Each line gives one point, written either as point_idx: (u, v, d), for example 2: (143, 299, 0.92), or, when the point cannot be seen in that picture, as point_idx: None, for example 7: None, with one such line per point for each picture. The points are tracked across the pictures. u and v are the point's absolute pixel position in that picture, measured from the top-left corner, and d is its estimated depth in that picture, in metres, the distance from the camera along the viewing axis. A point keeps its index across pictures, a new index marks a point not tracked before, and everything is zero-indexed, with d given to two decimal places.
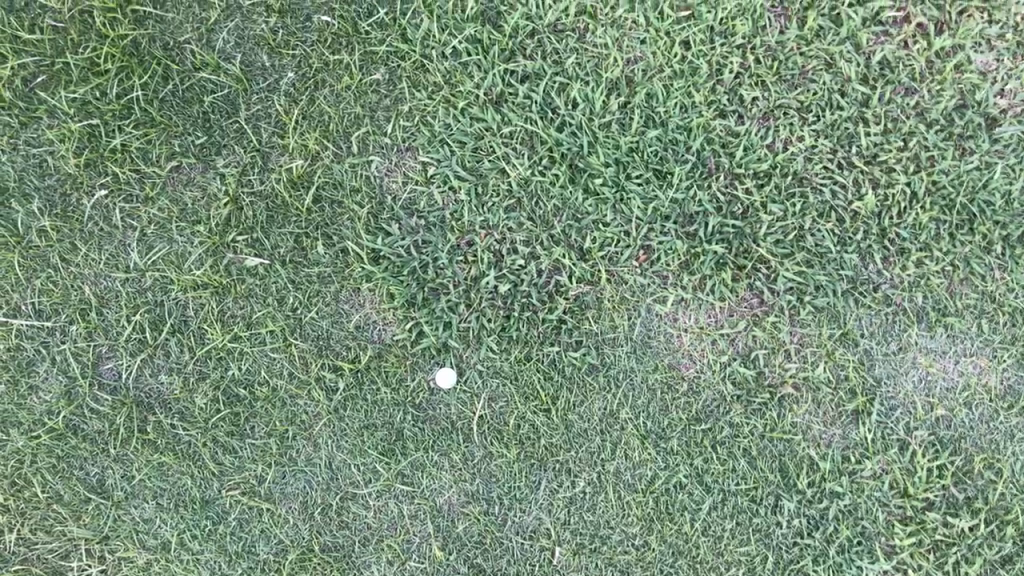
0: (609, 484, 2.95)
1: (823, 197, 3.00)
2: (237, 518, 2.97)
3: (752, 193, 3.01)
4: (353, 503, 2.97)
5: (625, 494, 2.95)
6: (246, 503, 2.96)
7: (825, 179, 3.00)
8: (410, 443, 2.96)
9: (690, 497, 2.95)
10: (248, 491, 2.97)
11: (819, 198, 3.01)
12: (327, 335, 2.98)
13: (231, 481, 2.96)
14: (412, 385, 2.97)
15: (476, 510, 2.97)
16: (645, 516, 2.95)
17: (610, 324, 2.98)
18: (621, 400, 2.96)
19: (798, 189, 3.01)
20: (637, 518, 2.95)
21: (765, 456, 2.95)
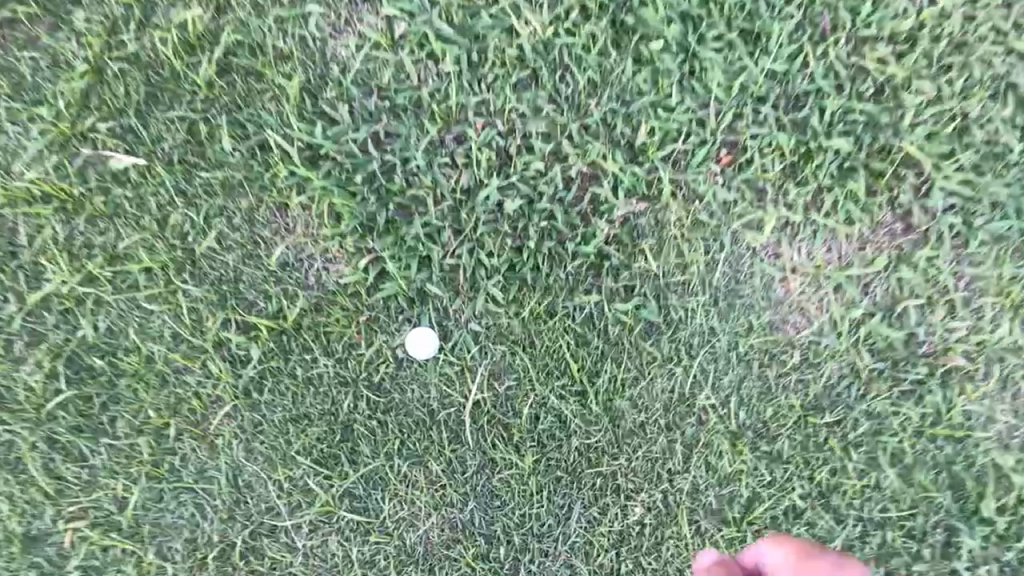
0: (683, 512, 1.88)
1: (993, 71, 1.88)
2: (81, 568, 1.83)
3: (886, 66, 1.89)
4: (270, 543, 1.84)
5: (708, 528, 1.88)
6: (97, 543, 1.82)
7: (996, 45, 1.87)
8: (363, 446, 1.84)
9: (814, 532, 1.88)
10: (103, 524, 1.84)
11: (989, 74, 1.88)
12: (238, 275, 1.88)
13: (75, 506, 1.83)
14: (368, 355, 1.86)
15: (469, 553, 1.86)
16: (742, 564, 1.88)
17: (678, 261, 1.90)
18: (697, 381, 1.87)
19: (954, 58, 1.88)
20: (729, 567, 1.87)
21: (926, 466, 1.87)
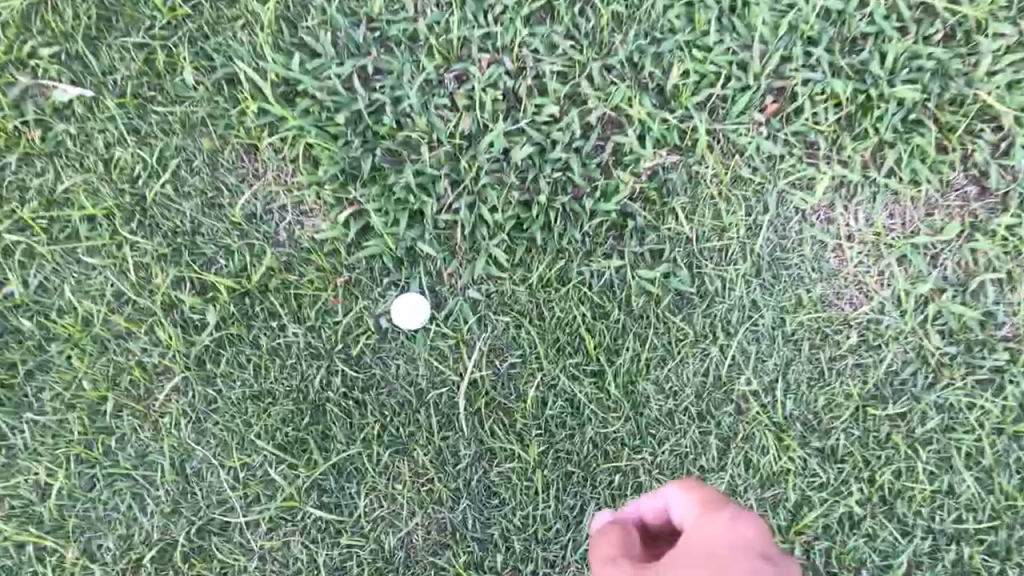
0: None
1: None
2: None
3: (958, 5, 1.58)
4: (221, 544, 1.51)
5: None
6: (10, 539, 1.48)
7: None
8: (336, 430, 1.53)
9: (875, 545, 1.57)
10: (17, 516, 1.49)
11: None
12: (195, 226, 1.57)
13: None
14: (346, 324, 1.55)
15: (460, 561, 1.54)
16: None
17: (715, 223, 1.61)
18: (736, 363, 1.58)
19: None
20: None
21: (1007, 470, 1.57)
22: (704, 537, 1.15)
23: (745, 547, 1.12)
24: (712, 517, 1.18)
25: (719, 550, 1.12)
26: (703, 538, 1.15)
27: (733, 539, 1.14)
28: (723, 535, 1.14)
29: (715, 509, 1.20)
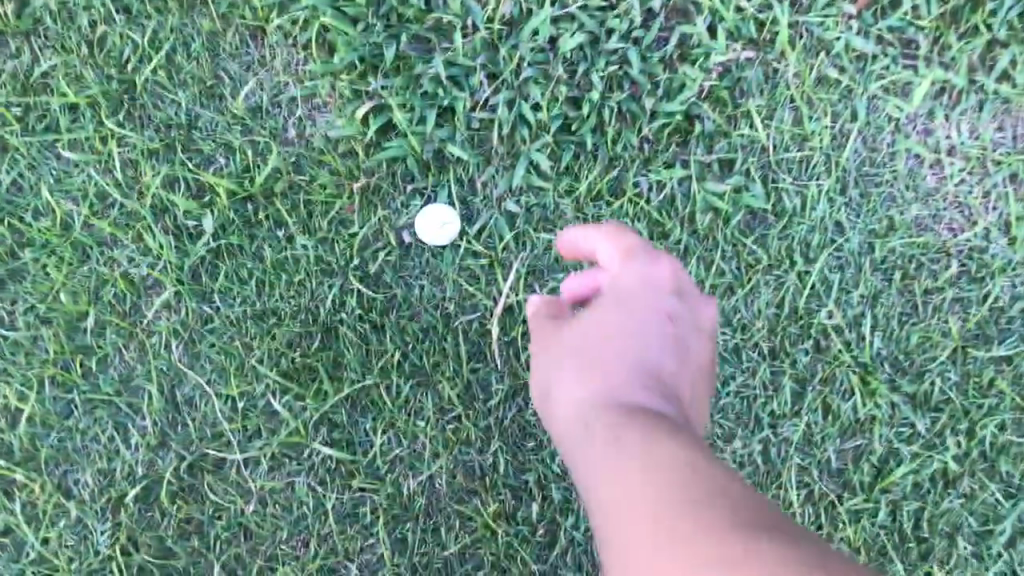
0: (790, 470, 1.35)
1: None
2: None
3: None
4: (214, 484, 1.27)
5: (828, 494, 1.36)
6: None
7: None
8: (350, 356, 1.30)
9: (975, 509, 1.36)
10: None
11: None
12: (192, 118, 1.34)
13: None
14: (364, 237, 1.33)
15: (491, 510, 1.29)
16: (871, 545, 1.37)
17: (796, 130, 1.37)
18: (816, 294, 1.36)
19: None
20: (853, 548, 1.37)
21: None
22: (625, 293, 1.00)
23: (653, 287, 1.00)
24: (637, 266, 1.03)
25: (644, 316, 0.97)
26: (636, 310, 0.98)
27: (664, 296, 1.00)
28: (631, 280, 1.01)
29: (646, 276, 1.02)
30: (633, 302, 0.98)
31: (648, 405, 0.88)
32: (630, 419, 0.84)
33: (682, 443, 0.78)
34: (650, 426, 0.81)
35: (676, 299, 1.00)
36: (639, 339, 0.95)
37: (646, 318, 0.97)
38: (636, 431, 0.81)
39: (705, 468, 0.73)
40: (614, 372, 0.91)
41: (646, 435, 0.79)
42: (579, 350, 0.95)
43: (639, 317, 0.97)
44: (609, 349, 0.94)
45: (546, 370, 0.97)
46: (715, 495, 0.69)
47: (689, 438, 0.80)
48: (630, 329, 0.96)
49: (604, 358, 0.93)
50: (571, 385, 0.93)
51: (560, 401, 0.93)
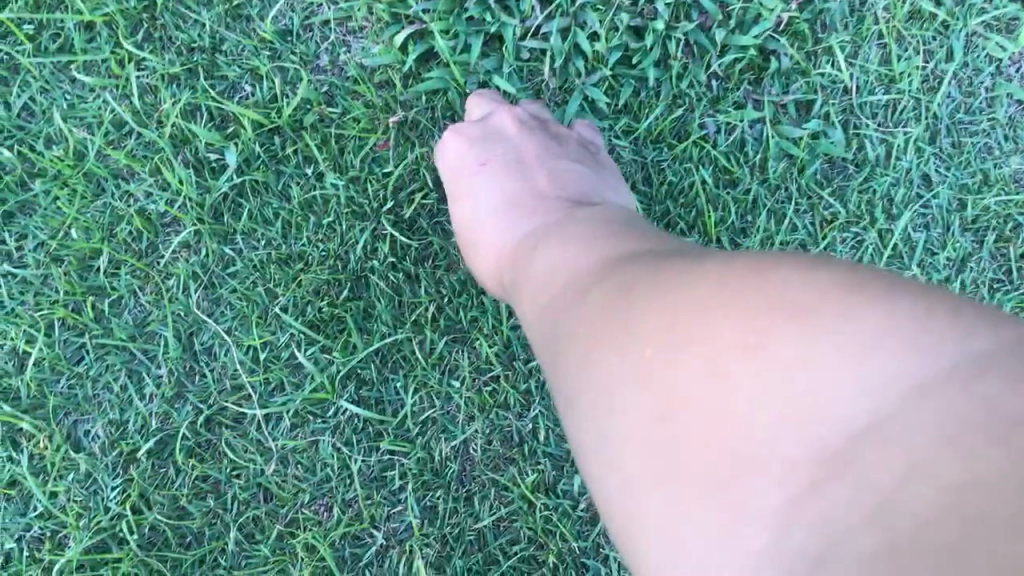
0: None
1: None
2: None
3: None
4: (233, 441, 1.18)
5: None
6: None
7: None
8: (381, 306, 1.20)
9: None
10: None
11: None
12: (216, 41, 1.23)
13: None
14: (399, 177, 1.22)
15: (529, 481, 1.18)
16: None
17: (883, 70, 1.23)
18: (897, 255, 1.22)
19: None
20: None
21: None
22: (498, 159, 1.12)
23: (481, 151, 1.13)
24: (496, 132, 1.14)
25: (524, 159, 1.12)
26: (510, 159, 1.12)
27: (533, 132, 1.14)
28: (466, 162, 1.13)
29: (509, 134, 1.14)
30: (506, 157, 1.12)
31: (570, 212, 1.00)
32: (547, 240, 0.93)
33: (585, 241, 0.86)
34: (557, 242, 0.90)
35: (535, 122, 1.16)
36: (528, 172, 1.10)
37: (528, 158, 1.12)
38: (545, 264, 0.88)
39: (606, 251, 0.80)
40: (521, 202, 1.06)
41: (552, 259, 0.87)
42: (493, 219, 1.07)
43: (528, 160, 1.11)
44: (489, 216, 1.08)
45: (477, 250, 1.08)
46: (623, 269, 0.75)
47: (589, 228, 0.89)
48: (522, 172, 1.10)
49: (491, 219, 1.07)
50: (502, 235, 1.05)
51: (500, 269, 1.02)
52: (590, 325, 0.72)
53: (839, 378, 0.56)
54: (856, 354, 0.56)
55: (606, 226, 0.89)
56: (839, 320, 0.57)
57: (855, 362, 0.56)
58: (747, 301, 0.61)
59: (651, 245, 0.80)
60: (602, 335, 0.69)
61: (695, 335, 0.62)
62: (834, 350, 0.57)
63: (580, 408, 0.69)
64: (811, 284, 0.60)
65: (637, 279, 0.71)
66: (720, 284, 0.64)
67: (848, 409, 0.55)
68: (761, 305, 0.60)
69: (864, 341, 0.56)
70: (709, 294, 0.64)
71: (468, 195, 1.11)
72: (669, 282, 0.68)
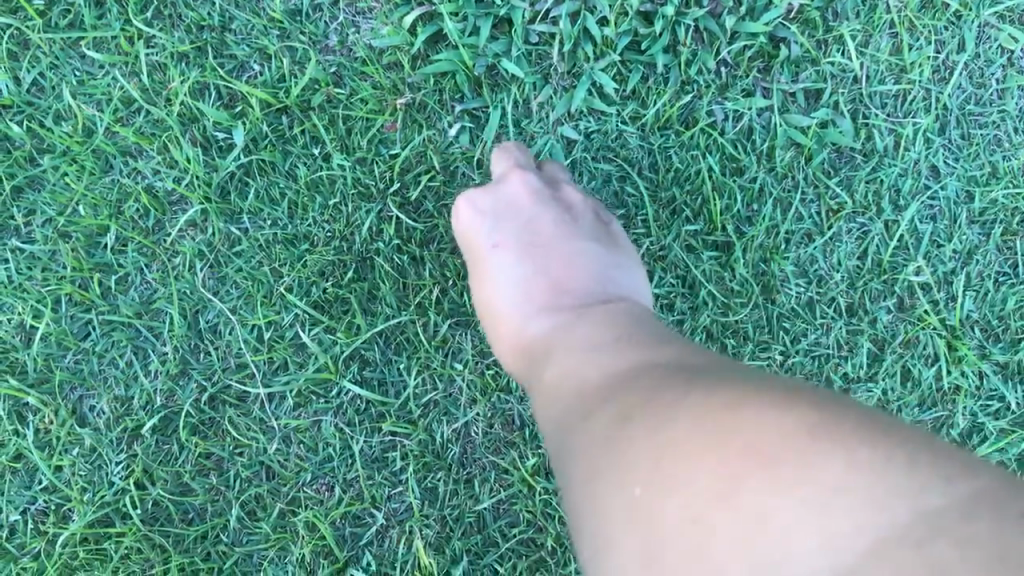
0: None
1: None
2: None
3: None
4: (236, 419, 1.19)
5: None
6: None
7: None
8: (386, 288, 1.20)
9: None
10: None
11: None
12: (225, 20, 1.23)
13: None
14: (405, 159, 1.22)
15: (529, 465, 1.19)
16: None
17: (894, 60, 1.22)
18: (904, 247, 1.22)
19: None
20: None
21: None
22: (512, 226, 1.07)
23: (487, 212, 1.09)
24: (513, 198, 1.09)
25: (538, 227, 1.07)
26: (522, 228, 1.07)
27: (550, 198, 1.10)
28: (471, 224, 1.09)
29: (526, 203, 1.09)
30: (520, 225, 1.07)
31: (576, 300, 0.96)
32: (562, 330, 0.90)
33: (602, 339, 0.82)
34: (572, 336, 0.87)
35: (552, 190, 1.12)
36: (541, 241, 1.05)
37: (543, 226, 1.07)
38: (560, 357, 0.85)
39: (619, 355, 0.77)
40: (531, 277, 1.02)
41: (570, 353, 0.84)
42: (497, 293, 1.03)
43: (543, 229, 1.07)
44: (488, 285, 1.04)
45: (486, 323, 1.05)
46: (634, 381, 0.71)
47: (606, 327, 0.85)
48: (535, 242, 1.06)
49: (491, 291, 1.04)
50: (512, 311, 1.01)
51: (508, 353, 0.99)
52: (590, 438, 0.69)
53: (806, 531, 0.51)
54: (827, 505, 0.51)
55: (621, 326, 0.85)
56: (817, 472, 0.53)
57: (821, 517, 0.51)
58: (729, 441, 0.57)
59: (672, 354, 0.76)
60: (599, 453, 0.66)
61: (671, 478, 0.58)
62: (799, 496, 0.52)
63: (577, 525, 0.66)
64: (787, 429, 0.56)
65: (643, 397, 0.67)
66: (710, 421, 0.59)
67: (806, 566, 0.49)
68: (740, 450, 0.56)
69: (838, 493, 0.51)
70: (700, 426, 0.59)
71: (475, 263, 1.08)
72: (666, 404, 0.64)
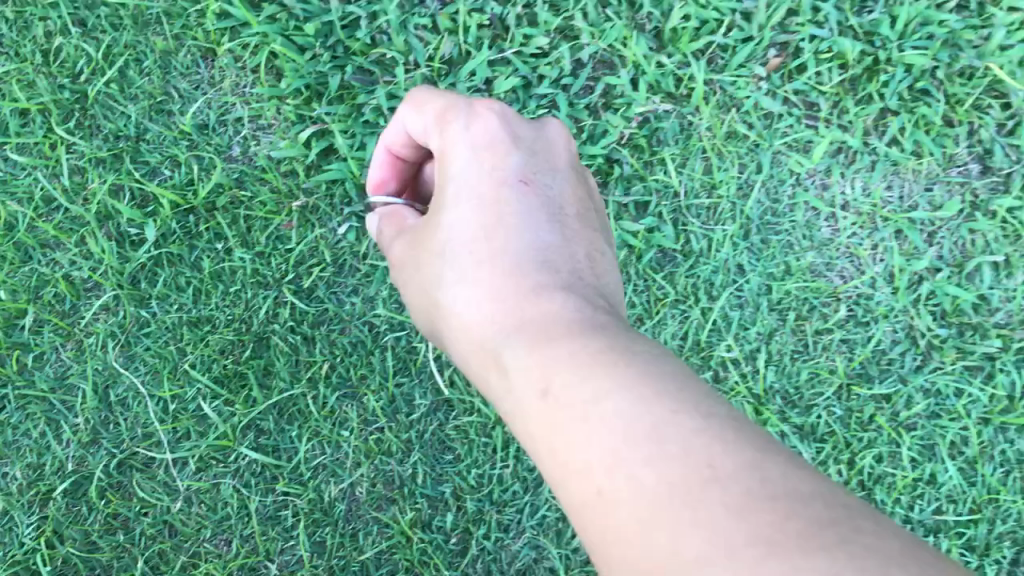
0: None
1: None
2: None
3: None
4: (142, 482, 1.32)
5: None
6: None
7: None
8: (281, 364, 1.37)
9: None
10: None
11: None
12: (140, 131, 1.42)
13: None
14: (300, 253, 1.41)
15: (407, 518, 1.35)
16: None
17: (705, 178, 1.52)
18: (717, 329, 1.47)
19: None
20: None
21: (1001, 464, 1.45)
22: (448, 169, 0.99)
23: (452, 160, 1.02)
24: (438, 102, 1.03)
25: (477, 161, 0.98)
26: (461, 167, 0.98)
27: (501, 120, 1.00)
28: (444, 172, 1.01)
29: (446, 114, 1.01)
30: (455, 167, 0.98)
31: (535, 268, 0.94)
32: (509, 347, 0.88)
33: (560, 363, 0.81)
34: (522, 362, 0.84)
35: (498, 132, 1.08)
36: (488, 171, 0.98)
37: (481, 159, 0.98)
38: (516, 398, 0.83)
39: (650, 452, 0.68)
40: (475, 220, 0.96)
41: (529, 393, 0.81)
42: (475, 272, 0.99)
43: (477, 157, 0.98)
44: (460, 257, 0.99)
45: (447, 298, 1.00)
46: (643, 433, 0.70)
47: (568, 334, 0.84)
48: (481, 183, 0.97)
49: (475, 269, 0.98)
50: (440, 281, 0.97)
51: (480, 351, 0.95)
52: None
53: None
54: None
55: (587, 329, 0.85)
56: None
57: None
58: None
59: (641, 360, 0.78)
60: None
61: None
62: None
63: None
64: None
65: (676, 468, 0.67)
66: None
67: None
68: None
69: None
70: None
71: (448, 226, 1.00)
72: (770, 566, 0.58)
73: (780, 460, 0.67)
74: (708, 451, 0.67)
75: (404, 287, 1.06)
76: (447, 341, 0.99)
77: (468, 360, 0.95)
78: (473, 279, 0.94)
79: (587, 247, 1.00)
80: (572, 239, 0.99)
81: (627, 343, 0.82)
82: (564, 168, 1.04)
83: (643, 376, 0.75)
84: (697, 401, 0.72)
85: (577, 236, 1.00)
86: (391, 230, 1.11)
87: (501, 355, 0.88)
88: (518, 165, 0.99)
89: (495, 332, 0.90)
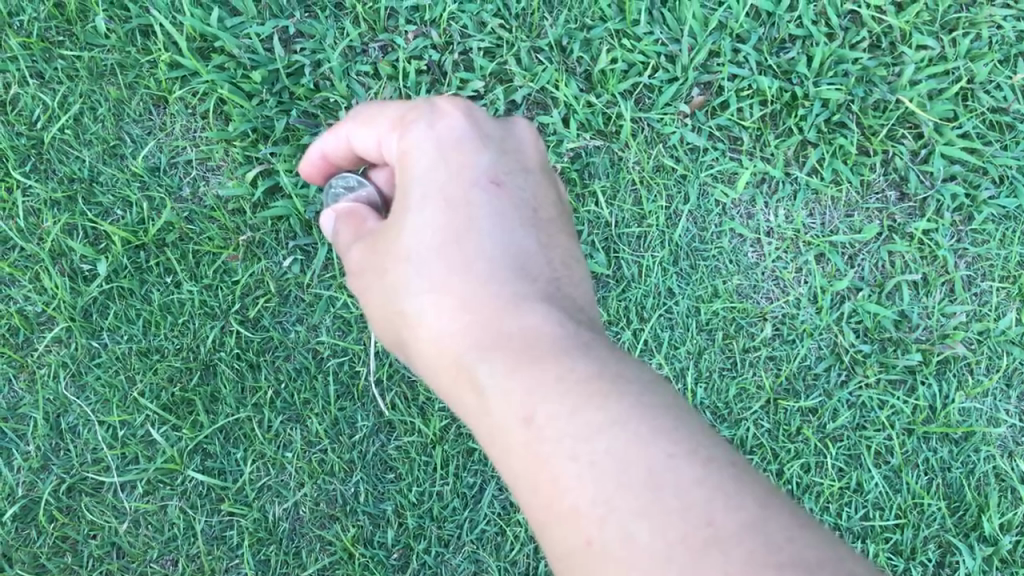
0: None
1: (1000, 34, 1.64)
2: None
3: (884, 16, 1.63)
4: (92, 505, 1.40)
5: None
6: None
7: (1004, 8, 1.64)
8: (227, 390, 1.43)
9: None
10: None
11: (999, 36, 1.64)
12: (94, 174, 1.48)
13: None
14: (245, 284, 1.47)
15: (349, 535, 1.43)
16: None
17: (635, 209, 1.59)
18: (648, 349, 1.55)
19: (966, 16, 1.64)
20: None
21: (920, 471, 1.56)
22: (410, 169, 0.98)
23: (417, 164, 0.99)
24: (402, 108, 1.02)
25: (443, 161, 0.97)
26: (425, 168, 0.97)
27: (471, 129, 0.99)
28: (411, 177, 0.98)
29: (406, 117, 1.00)
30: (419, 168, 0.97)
31: (510, 274, 0.91)
32: (487, 365, 0.85)
33: (547, 389, 0.80)
34: (504, 386, 0.82)
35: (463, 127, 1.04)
36: (456, 171, 0.96)
37: (448, 159, 0.97)
38: (498, 424, 0.81)
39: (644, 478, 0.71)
40: (442, 223, 0.94)
41: (511, 421, 0.80)
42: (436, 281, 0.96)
43: (443, 159, 0.97)
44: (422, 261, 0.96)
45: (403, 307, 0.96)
46: (639, 464, 0.72)
47: (553, 355, 0.83)
48: (449, 185, 0.95)
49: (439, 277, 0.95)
50: (404, 290, 0.94)
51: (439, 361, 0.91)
52: None
53: None
54: None
55: (574, 349, 0.84)
56: None
57: None
58: None
59: (630, 389, 0.78)
60: None
61: None
62: None
63: None
64: None
65: (672, 523, 0.68)
66: None
67: None
68: None
69: None
70: None
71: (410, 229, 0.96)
72: None
73: (782, 514, 0.70)
74: (707, 506, 0.69)
75: (361, 296, 1.00)
76: (413, 356, 0.94)
77: (437, 376, 0.91)
78: (445, 290, 0.91)
79: (563, 253, 0.98)
80: (547, 242, 0.97)
81: (617, 369, 0.81)
82: (535, 167, 1.02)
83: (637, 414, 0.76)
84: (692, 441, 0.74)
85: (551, 240, 0.98)
86: (349, 231, 1.05)
87: (474, 369, 0.86)
88: (486, 165, 0.98)
89: (468, 346, 0.87)
